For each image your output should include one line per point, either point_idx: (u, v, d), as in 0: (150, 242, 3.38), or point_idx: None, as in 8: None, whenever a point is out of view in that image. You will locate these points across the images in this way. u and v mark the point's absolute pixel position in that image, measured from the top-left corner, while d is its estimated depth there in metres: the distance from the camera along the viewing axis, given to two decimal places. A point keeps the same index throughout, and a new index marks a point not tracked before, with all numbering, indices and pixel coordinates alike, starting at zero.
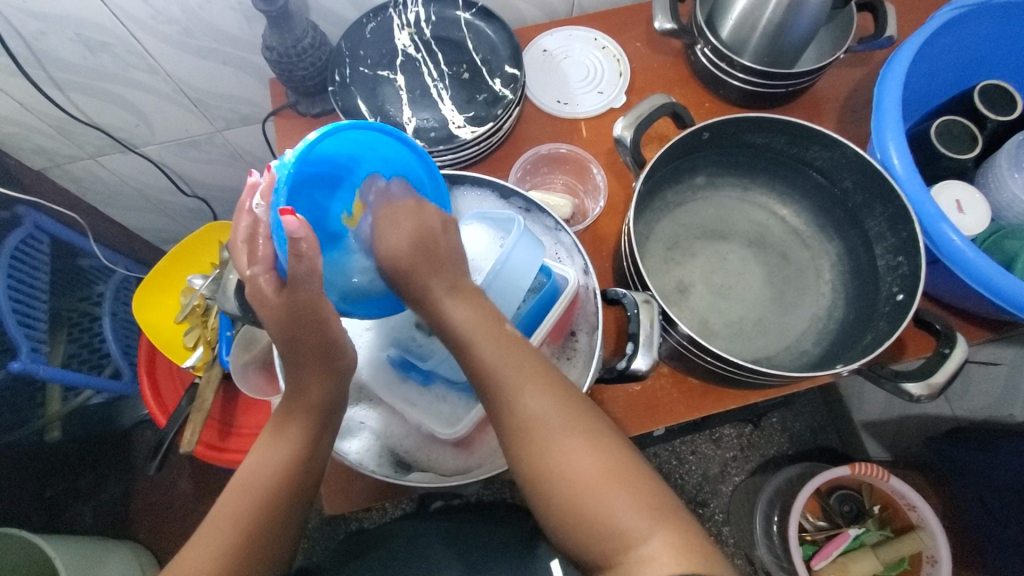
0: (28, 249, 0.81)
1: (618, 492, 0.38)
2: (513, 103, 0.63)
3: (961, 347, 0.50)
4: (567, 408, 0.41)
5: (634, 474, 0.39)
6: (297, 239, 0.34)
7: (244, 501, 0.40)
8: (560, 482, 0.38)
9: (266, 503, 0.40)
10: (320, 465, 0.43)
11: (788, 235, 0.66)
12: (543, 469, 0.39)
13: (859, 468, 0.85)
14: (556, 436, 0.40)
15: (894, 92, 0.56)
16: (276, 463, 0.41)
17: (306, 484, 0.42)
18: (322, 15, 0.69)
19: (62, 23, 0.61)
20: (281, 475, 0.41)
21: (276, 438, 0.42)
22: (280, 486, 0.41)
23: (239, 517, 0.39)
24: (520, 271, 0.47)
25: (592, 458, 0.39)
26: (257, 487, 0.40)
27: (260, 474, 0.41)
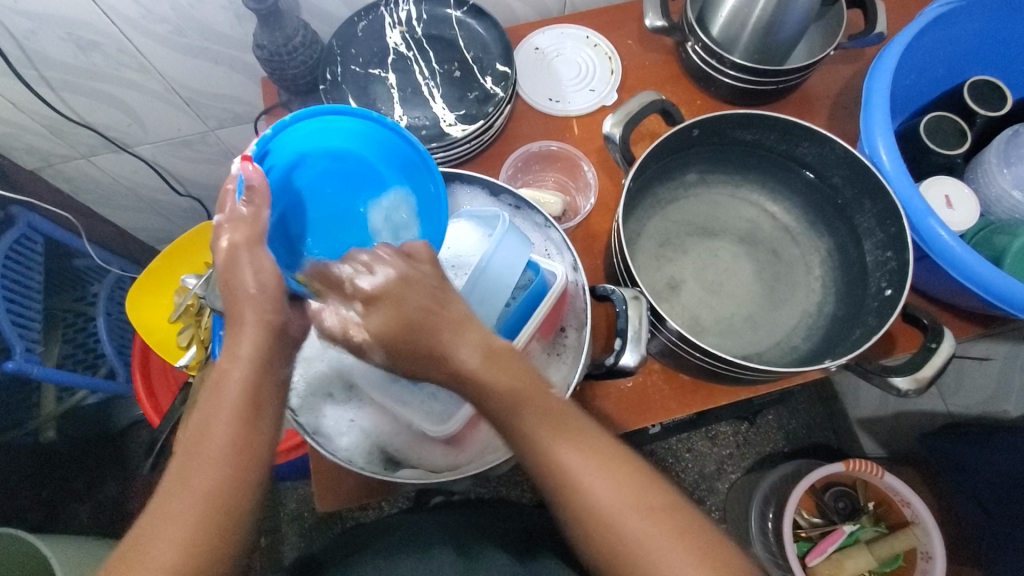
0: (21, 249, 0.81)
1: (684, 565, 0.35)
2: (504, 100, 0.63)
3: (949, 340, 0.50)
4: (610, 458, 0.38)
5: (690, 528, 0.36)
6: (252, 183, 0.40)
7: (193, 471, 0.35)
8: (618, 555, 0.36)
9: (222, 471, 0.35)
10: (273, 426, 0.38)
11: (779, 232, 0.66)
12: (593, 527, 0.36)
13: (853, 464, 0.85)
14: (609, 504, 0.36)
15: (883, 89, 0.56)
16: (223, 427, 0.36)
17: (264, 447, 0.37)
18: (314, 14, 0.69)
19: (53, 23, 0.61)
20: (232, 438, 0.36)
21: (218, 398, 0.37)
22: (232, 451, 0.36)
23: (193, 492, 0.34)
24: (507, 268, 0.48)
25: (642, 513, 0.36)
26: (205, 456, 0.35)
27: (208, 441, 0.35)
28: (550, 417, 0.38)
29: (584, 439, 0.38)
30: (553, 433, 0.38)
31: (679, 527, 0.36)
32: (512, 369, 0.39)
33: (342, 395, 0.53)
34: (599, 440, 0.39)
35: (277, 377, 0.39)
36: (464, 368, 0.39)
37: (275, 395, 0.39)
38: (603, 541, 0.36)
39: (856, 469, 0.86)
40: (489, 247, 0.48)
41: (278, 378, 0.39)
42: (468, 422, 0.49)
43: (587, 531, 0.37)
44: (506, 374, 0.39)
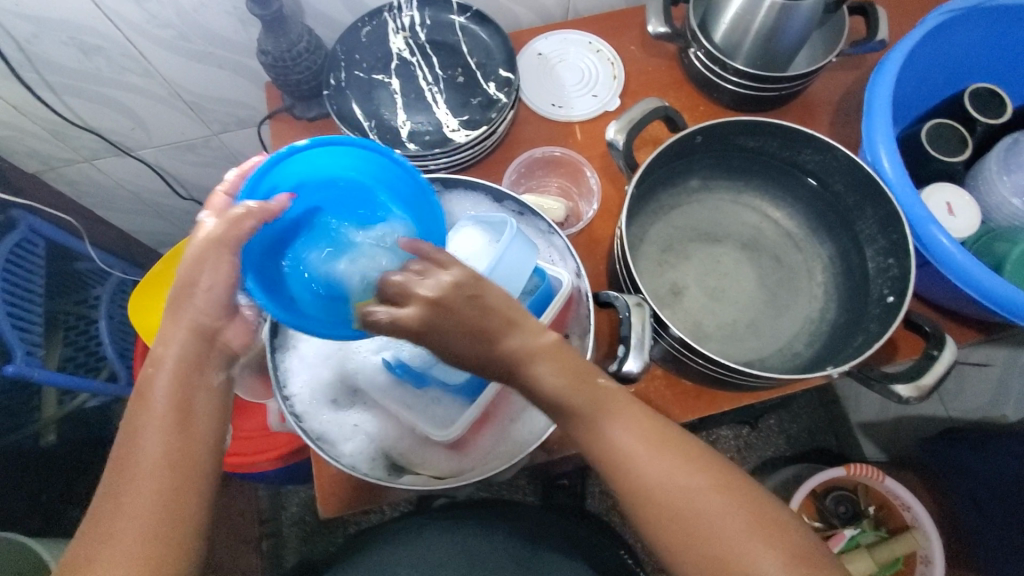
0: (24, 252, 0.81)
1: (748, 534, 0.38)
2: (507, 106, 0.64)
3: (950, 348, 0.50)
4: (677, 451, 0.40)
5: (763, 513, 0.39)
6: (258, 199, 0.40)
7: (140, 485, 0.37)
8: (685, 530, 0.39)
9: (154, 486, 0.37)
10: (208, 432, 0.40)
11: (782, 238, 0.66)
12: (669, 517, 0.39)
13: (853, 468, 0.86)
14: (671, 484, 0.39)
15: (884, 97, 0.57)
16: (153, 443, 0.38)
17: (202, 452, 0.39)
18: (318, 19, 0.69)
19: (56, 27, 0.61)
20: (166, 446, 0.38)
21: (145, 416, 0.38)
22: (163, 463, 0.38)
23: (136, 507, 0.37)
24: (513, 275, 0.48)
25: (714, 503, 0.39)
26: (139, 472, 0.37)
27: (140, 459, 0.38)
28: (607, 405, 0.40)
29: (641, 422, 0.41)
30: (608, 419, 0.40)
31: (742, 500, 0.39)
32: (568, 367, 0.40)
33: (347, 399, 0.53)
34: (659, 423, 0.41)
35: (213, 380, 0.41)
36: (522, 370, 0.40)
37: (209, 400, 0.40)
38: (669, 519, 0.39)
39: (856, 474, 0.87)
40: (495, 253, 0.48)
41: (214, 383, 0.41)
42: (471, 428, 0.49)
43: (650, 510, 0.39)
44: (560, 369, 0.40)
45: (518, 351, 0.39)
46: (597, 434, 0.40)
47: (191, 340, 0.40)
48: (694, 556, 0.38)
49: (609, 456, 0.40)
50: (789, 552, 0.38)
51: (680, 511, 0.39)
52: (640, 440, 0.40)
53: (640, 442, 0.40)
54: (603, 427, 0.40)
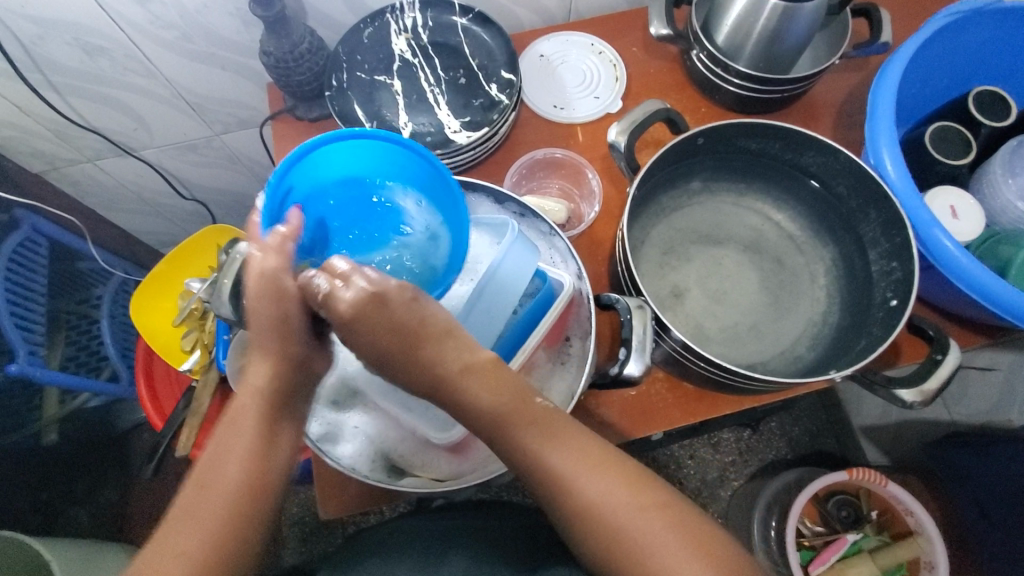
0: (26, 252, 0.81)
1: (684, 556, 0.36)
2: (509, 108, 0.63)
3: (954, 353, 0.50)
4: (605, 462, 0.39)
5: (697, 528, 0.37)
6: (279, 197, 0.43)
7: (208, 507, 0.36)
8: (615, 548, 0.37)
9: (232, 511, 0.37)
10: (284, 464, 0.39)
11: (783, 240, 0.66)
12: (599, 532, 0.37)
13: (857, 472, 0.85)
14: (604, 502, 0.37)
15: (888, 100, 0.56)
16: (232, 466, 0.37)
17: (274, 482, 0.38)
18: (320, 20, 0.69)
19: (60, 28, 0.61)
20: (243, 474, 0.37)
21: (232, 437, 0.38)
22: (243, 489, 0.37)
23: (209, 526, 0.36)
24: (514, 277, 0.48)
25: (645, 518, 0.37)
26: (217, 494, 0.37)
27: (223, 481, 0.37)
28: (538, 423, 0.39)
29: (574, 442, 0.39)
30: (535, 431, 0.39)
31: (678, 521, 0.37)
32: (503, 384, 0.39)
33: (347, 401, 0.53)
34: (593, 443, 0.40)
35: (294, 414, 0.41)
36: (456, 386, 0.39)
37: (291, 430, 0.40)
38: (603, 540, 0.37)
39: (860, 478, 0.86)
40: (495, 255, 0.48)
41: (294, 415, 0.41)
42: (472, 431, 0.49)
43: (586, 531, 0.37)
44: (494, 389, 0.39)
45: (449, 366, 0.39)
46: (520, 444, 0.39)
47: (287, 369, 0.40)
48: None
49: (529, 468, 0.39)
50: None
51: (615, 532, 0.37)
52: (566, 450, 0.39)
53: (566, 453, 0.39)
54: (526, 437, 0.39)
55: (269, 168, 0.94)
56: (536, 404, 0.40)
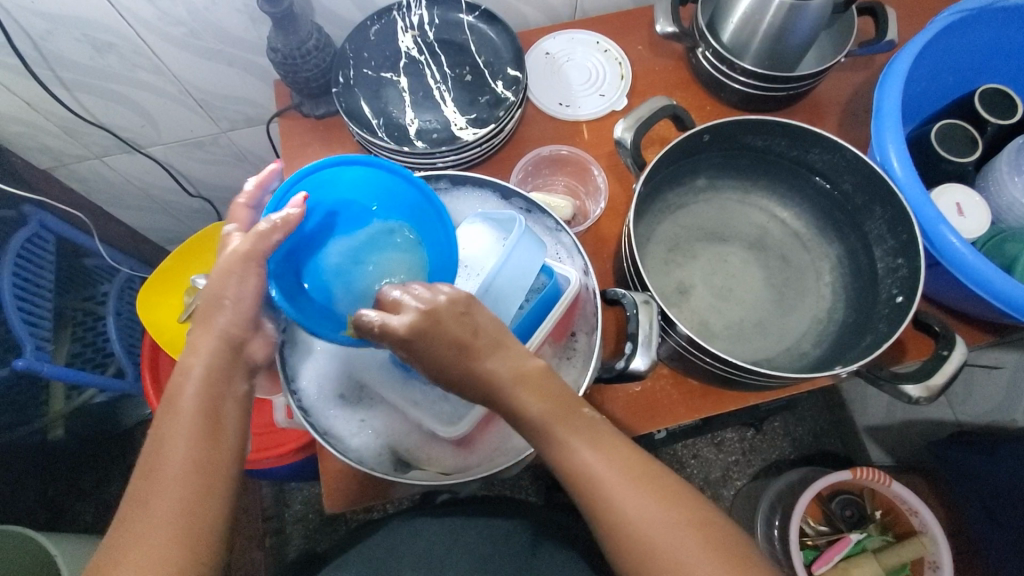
0: (34, 247, 0.82)
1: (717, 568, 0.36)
2: (515, 105, 0.64)
3: (960, 349, 0.50)
4: (635, 468, 0.39)
5: (729, 543, 0.38)
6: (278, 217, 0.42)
7: (164, 489, 0.37)
8: (642, 554, 0.37)
9: (185, 495, 0.37)
10: (230, 438, 0.41)
11: (789, 237, 0.66)
12: (627, 536, 0.38)
13: (860, 472, 0.85)
14: (633, 507, 0.38)
15: (894, 96, 0.57)
16: (178, 446, 0.38)
17: (225, 457, 0.40)
18: (327, 17, 0.70)
19: (69, 24, 0.62)
20: (192, 454, 0.39)
21: (172, 424, 0.39)
22: (193, 464, 0.38)
23: (161, 514, 0.36)
24: (521, 271, 0.48)
25: (674, 527, 0.37)
26: (163, 479, 0.37)
27: (170, 465, 0.38)
28: (583, 429, 0.40)
29: (614, 450, 0.40)
30: (569, 434, 0.40)
31: (710, 534, 0.38)
32: (547, 389, 0.41)
33: (353, 394, 0.53)
34: (634, 451, 0.41)
35: (237, 393, 0.43)
36: (506, 394, 0.40)
37: (234, 408, 0.42)
38: (635, 545, 0.38)
39: (863, 477, 0.86)
40: (502, 250, 0.48)
41: (236, 393, 0.43)
42: (478, 425, 0.49)
43: (619, 536, 0.38)
44: (541, 393, 0.40)
45: (500, 375, 0.40)
46: (552, 443, 0.40)
47: (222, 351, 0.43)
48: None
49: (563, 467, 0.40)
50: None
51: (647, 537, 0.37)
52: (600, 454, 0.40)
53: (600, 456, 0.40)
54: (559, 435, 0.40)
55: (275, 166, 0.95)
56: (576, 408, 0.41)
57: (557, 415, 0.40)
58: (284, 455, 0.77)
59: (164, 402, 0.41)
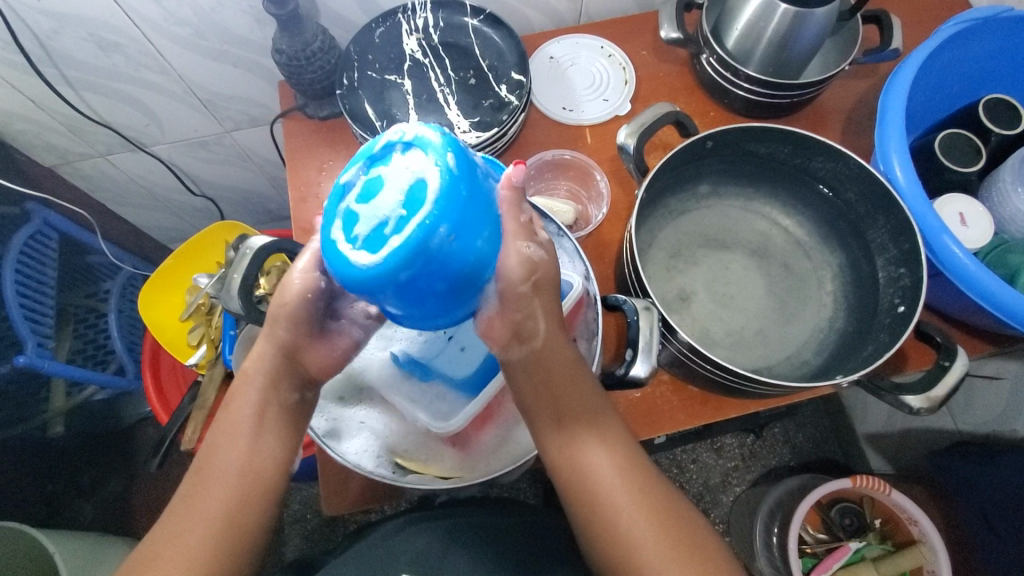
0: (36, 245, 0.82)
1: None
2: (518, 109, 0.64)
3: (962, 359, 0.50)
4: (627, 469, 0.42)
5: (704, 556, 0.40)
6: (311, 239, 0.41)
7: (215, 494, 0.39)
8: (613, 542, 0.40)
9: (234, 493, 0.39)
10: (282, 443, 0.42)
11: (791, 246, 0.66)
12: (602, 525, 0.41)
13: (859, 480, 0.85)
14: (616, 501, 0.41)
15: (899, 105, 0.57)
16: (231, 454, 0.40)
17: (273, 463, 0.41)
18: (332, 19, 0.70)
19: (75, 23, 0.62)
20: (242, 459, 0.40)
21: (231, 421, 0.41)
22: (242, 469, 0.40)
23: (210, 516, 0.39)
24: None
25: (651, 532, 0.40)
26: (215, 480, 0.39)
27: (222, 465, 0.40)
28: (587, 422, 0.43)
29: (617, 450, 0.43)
30: (570, 419, 0.43)
31: (685, 544, 0.40)
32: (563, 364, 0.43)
33: (352, 395, 0.53)
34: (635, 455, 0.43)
35: (288, 400, 0.42)
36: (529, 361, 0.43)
37: (283, 418, 0.42)
38: (606, 532, 0.41)
39: (862, 486, 0.86)
40: None
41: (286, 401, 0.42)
42: (473, 425, 0.50)
43: (597, 523, 0.41)
44: (560, 365, 0.43)
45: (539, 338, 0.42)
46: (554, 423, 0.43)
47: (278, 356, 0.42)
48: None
49: (557, 452, 0.43)
50: None
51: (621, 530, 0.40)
52: (594, 448, 0.42)
53: (595, 449, 0.42)
54: (562, 419, 0.43)
55: (278, 167, 0.95)
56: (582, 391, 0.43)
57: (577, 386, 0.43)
58: None
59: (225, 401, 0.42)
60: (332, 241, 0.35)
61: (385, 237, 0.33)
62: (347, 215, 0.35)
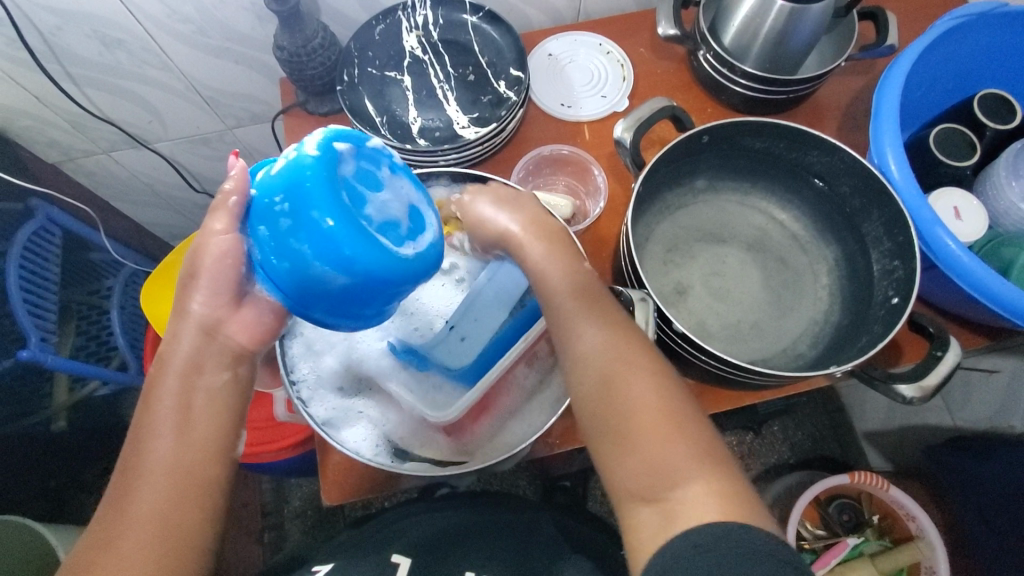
0: (40, 241, 0.83)
1: (646, 422, 0.40)
2: (517, 104, 0.64)
3: (954, 350, 0.50)
4: (612, 332, 0.43)
5: (680, 414, 0.40)
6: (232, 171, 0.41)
7: (146, 491, 0.39)
8: (591, 392, 0.42)
9: (165, 486, 0.40)
10: (205, 432, 0.42)
11: (787, 240, 0.66)
12: (580, 376, 0.43)
13: (859, 476, 0.86)
14: (595, 354, 0.43)
15: (893, 100, 0.57)
16: (159, 449, 0.40)
17: (206, 454, 0.42)
18: (333, 16, 0.71)
19: (80, 20, 0.63)
20: (170, 453, 0.41)
21: (152, 416, 0.41)
22: (171, 460, 0.40)
23: (144, 510, 0.39)
24: (502, 291, 0.54)
25: (626, 385, 0.41)
26: (145, 477, 0.40)
27: (151, 465, 0.40)
28: (574, 291, 0.45)
29: (620, 345, 0.42)
30: (560, 291, 0.46)
31: (660, 400, 0.40)
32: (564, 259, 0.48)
33: (353, 385, 0.54)
34: (640, 347, 0.43)
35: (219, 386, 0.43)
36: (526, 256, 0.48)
37: (208, 405, 0.43)
38: (594, 406, 0.42)
39: (861, 482, 0.87)
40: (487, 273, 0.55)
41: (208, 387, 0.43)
42: (468, 414, 0.52)
43: (579, 375, 0.43)
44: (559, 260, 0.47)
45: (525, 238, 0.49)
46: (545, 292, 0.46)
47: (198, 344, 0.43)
48: (595, 423, 0.42)
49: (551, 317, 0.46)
50: (687, 445, 0.38)
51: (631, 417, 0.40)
52: (581, 311, 0.44)
53: (582, 313, 0.44)
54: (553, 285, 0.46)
55: None
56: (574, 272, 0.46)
57: (559, 267, 0.47)
58: (281, 450, 0.77)
59: (144, 400, 0.43)
60: (342, 206, 0.35)
61: (400, 235, 0.38)
62: (357, 192, 0.37)
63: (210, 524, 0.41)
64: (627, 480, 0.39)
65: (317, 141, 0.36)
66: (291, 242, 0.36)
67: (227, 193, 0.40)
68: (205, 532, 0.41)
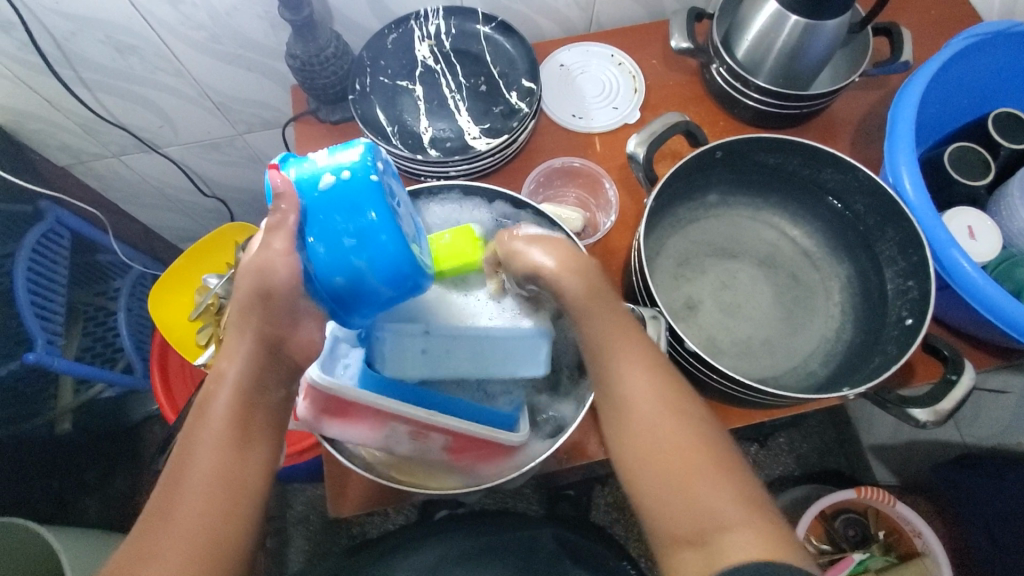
0: (49, 243, 0.83)
1: (688, 467, 0.40)
2: (528, 116, 0.64)
3: (969, 373, 0.50)
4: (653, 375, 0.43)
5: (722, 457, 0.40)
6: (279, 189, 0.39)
7: (188, 499, 0.39)
8: (633, 431, 0.42)
9: (207, 493, 0.40)
10: (252, 442, 0.42)
11: (799, 256, 0.66)
12: (622, 415, 0.42)
13: (865, 490, 0.86)
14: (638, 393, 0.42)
15: (908, 118, 0.57)
16: (203, 455, 0.40)
17: (250, 465, 0.41)
18: (346, 25, 0.71)
19: (93, 25, 0.63)
20: (214, 461, 0.41)
21: (201, 422, 0.41)
22: (214, 469, 0.40)
23: (186, 517, 0.39)
24: (499, 363, 0.50)
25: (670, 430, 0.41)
26: (189, 484, 0.40)
27: (193, 472, 0.40)
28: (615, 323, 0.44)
29: (659, 382, 0.42)
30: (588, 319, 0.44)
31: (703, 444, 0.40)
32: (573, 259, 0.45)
33: None
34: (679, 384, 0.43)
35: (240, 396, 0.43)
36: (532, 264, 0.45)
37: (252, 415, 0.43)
38: (635, 446, 0.42)
39: (867, 497, 0.87)
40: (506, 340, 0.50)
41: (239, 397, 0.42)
42: (333, 411, 0.48)
43: (621, 413, 0.43)
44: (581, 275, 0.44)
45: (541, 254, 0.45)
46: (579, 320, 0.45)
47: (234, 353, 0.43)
48: (637, 463, 0.42)
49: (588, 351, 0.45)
50: (729, 491, 0.39)
51: (673, 455, 0.40)
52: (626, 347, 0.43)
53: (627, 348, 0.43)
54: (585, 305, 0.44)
55: None
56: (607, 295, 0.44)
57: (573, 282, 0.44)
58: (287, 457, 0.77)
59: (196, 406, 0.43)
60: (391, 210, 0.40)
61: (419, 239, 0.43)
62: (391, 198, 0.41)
63: (249, 533, 0.41)
64: (668, 522, 0.39)
65: (361, 154, 0.40)
66: (350, 256, 0.39)
67: (284, 211, 0.40)
68: (245, 541, 0.40)
